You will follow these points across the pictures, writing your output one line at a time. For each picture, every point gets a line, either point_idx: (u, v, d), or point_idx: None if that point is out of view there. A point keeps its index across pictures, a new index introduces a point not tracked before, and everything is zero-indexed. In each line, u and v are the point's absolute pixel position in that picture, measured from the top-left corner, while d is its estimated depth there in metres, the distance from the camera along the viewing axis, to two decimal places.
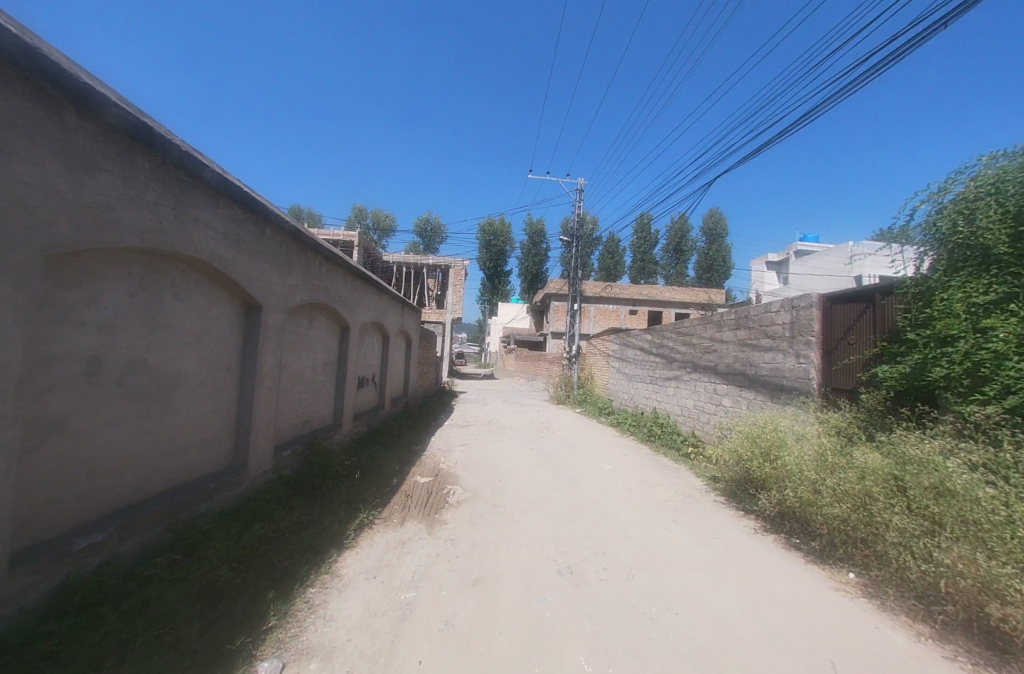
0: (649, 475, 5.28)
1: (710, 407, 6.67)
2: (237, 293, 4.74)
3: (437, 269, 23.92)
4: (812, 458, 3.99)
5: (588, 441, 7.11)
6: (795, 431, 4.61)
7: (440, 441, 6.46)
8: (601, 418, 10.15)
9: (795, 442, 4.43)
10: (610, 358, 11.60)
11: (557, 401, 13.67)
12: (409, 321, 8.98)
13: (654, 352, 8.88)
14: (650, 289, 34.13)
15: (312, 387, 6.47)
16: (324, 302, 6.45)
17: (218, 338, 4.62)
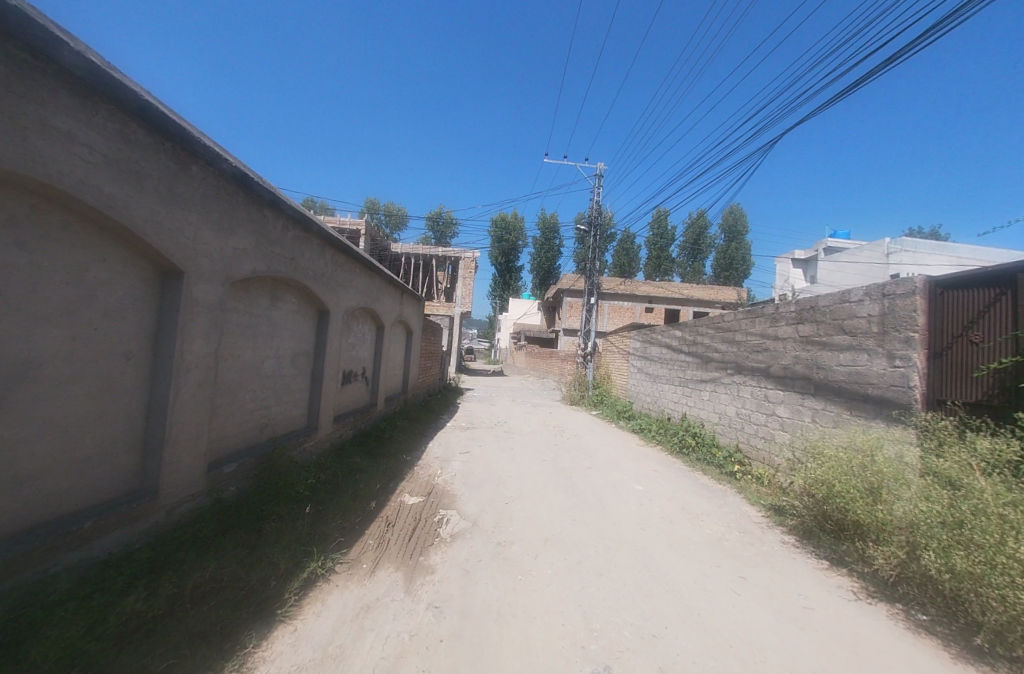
0: (692, 502, 4.24)
1: (759, 417, 5.48)
2: (222, 232, 2.73)
3: (447, 260, 23.05)
4: (954, 498, 2.49)
5: (610, 451, 6.09)
6: (913, 459, 3.13)
7: (438, 448, 5.51)
8: (620, 423, 9.08)
9: (919, 474, 2.95)
10: (631, 356, 10.51)
11: (570, 402, 12.62)
12: (412, 312, 8.01)
13: (686, 350, 7.66)
14: (669, 286, 32.68)
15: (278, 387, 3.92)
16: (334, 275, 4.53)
17: (112, 302, 2.18)
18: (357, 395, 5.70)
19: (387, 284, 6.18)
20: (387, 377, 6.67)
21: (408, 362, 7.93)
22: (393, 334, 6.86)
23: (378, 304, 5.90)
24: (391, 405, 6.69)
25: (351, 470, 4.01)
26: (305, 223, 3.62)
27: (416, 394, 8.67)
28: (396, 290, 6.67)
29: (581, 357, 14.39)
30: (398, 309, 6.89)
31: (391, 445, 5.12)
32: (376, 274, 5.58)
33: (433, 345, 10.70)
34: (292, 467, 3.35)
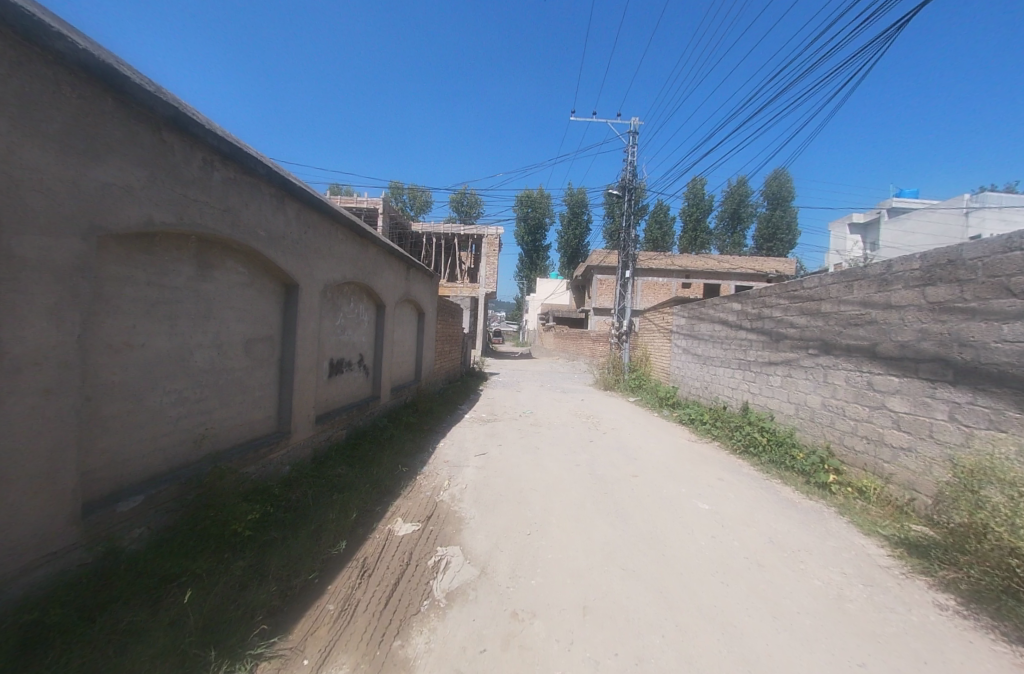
0: (782, 533, 3.11)
1: (859, 411, 4.17)
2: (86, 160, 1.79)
3: (469, 239, 21.98)
4: None
5: (658, 449, 5.00)
6: None
7: (448, 449, 4.58)
8: (664, 412, 7.88)
9: None
10: (674, 335, 9.19)
11: (603, 387, 11.44)
12: (425, 291, 7.03)
13: (749, 327, 6.29)
14: (707, 258, 30.24)
15: (259, 388, 3.07)
16: (318, 242, 3.57)
17: None
18: (363, 385, 4.89)
19: (386, 256, 5.19)
20: (393, 364, 5.80)
21: (421, 345, 7.05)
22: (398, 315, 5.96)
23: (378, 279, 4.97)
24: (400, 395, 5.86)
25: (330, 487, 3.13)
26: (243, 161, 2.64)
27: (432, 381, 7.82)
28: (399, 263, 5.68)
29: (615, 338, 13.07)
30: (404, 286, 5.93)
31: (391, 447, 4.23)
32: (369, 241, 4.59)
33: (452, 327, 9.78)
34: (237, 492, 2.49)
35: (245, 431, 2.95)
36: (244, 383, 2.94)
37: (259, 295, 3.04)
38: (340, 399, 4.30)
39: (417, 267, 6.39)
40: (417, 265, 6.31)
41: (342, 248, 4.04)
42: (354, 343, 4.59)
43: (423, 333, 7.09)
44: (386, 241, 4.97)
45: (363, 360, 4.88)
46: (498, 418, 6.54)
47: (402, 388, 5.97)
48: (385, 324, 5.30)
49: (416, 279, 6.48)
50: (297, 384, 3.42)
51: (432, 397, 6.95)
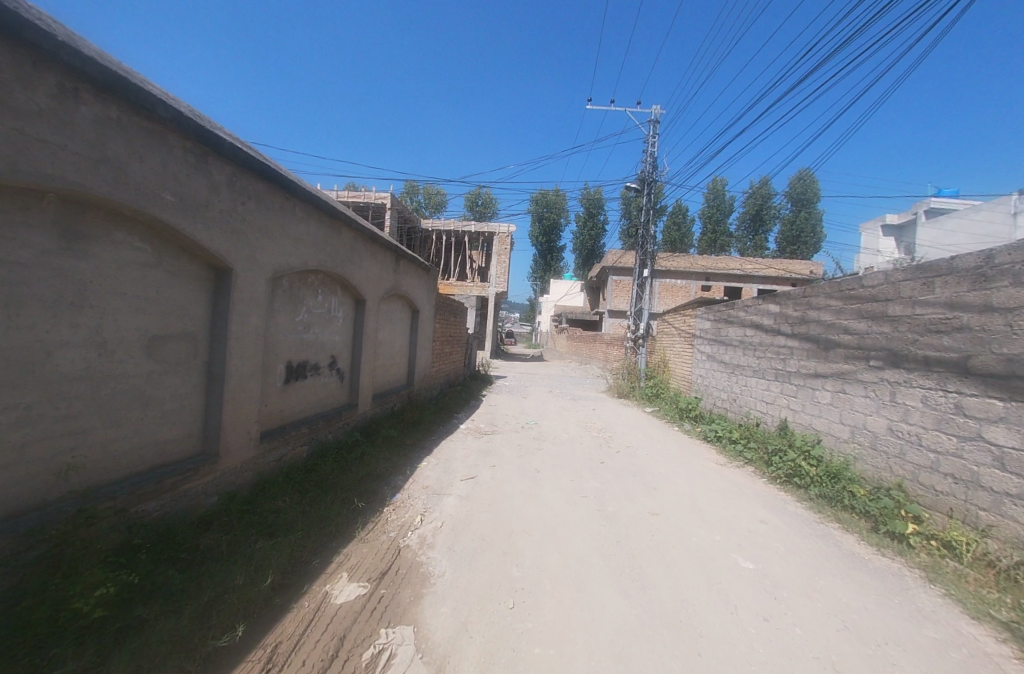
0: (858, 613, 2.25)
1: (943, 441, 3.25)
2: None
3: (480, 236, 21.30)
4: None
5: (683, 477, 4.15)
6: None
7: (430, 471, 3.85)
8: (686, 427, 6.99)
9: None
10: (697, 340, 8.27)
11: (617, 394, 10.58)
12: (420, 286, 6.35)
13: (789, 332, 5.38)
14: (728, 259, 28.86)
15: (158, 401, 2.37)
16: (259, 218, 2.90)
17: None
18: (334, 391, 4.20)
19: (368, 243, 4.49)
20: (378, 368, 5.11)
21: (416, 346, 6.35)
22: (385, 312, 5.26)
23: (355, 269, 4.27)
24: (386, 404, 5.15)
25: (258, 530, 2.44)
26: (130, 95, 1.98)
27: (429, 386, 7.12)
28: (387, 252, 4.99)
29: (630, 341, 12.19)
30: (392, 280, 5.24)
31: (357, 468, 3.52)
32: (340, 222, 3.89)
33: (456, 326, 9.06)
34: (104, 546, 1.81)
35: (144, 455, 2.30)
36: (146, 391, 2.28)
37: (167, 279, 2.38)
38: (298, 409, 3.60)
39: (409, 259, 5.69)
40: (409, 257, 5.62)
41: (300, 228, 3.35)
42: (322, 344, 3.92)
43: (418, 333, 6.38)
44: (364, 225, 4.27)
45: (335, 362, 4.19)
46: (496, 430, 5.78)
47: (389, 395, 5.28)
48: (366, 321, 4.61)
49: (409, 273, 5.79)
50: (228, 394, 2.74)
51: (425, 404, 6.24)
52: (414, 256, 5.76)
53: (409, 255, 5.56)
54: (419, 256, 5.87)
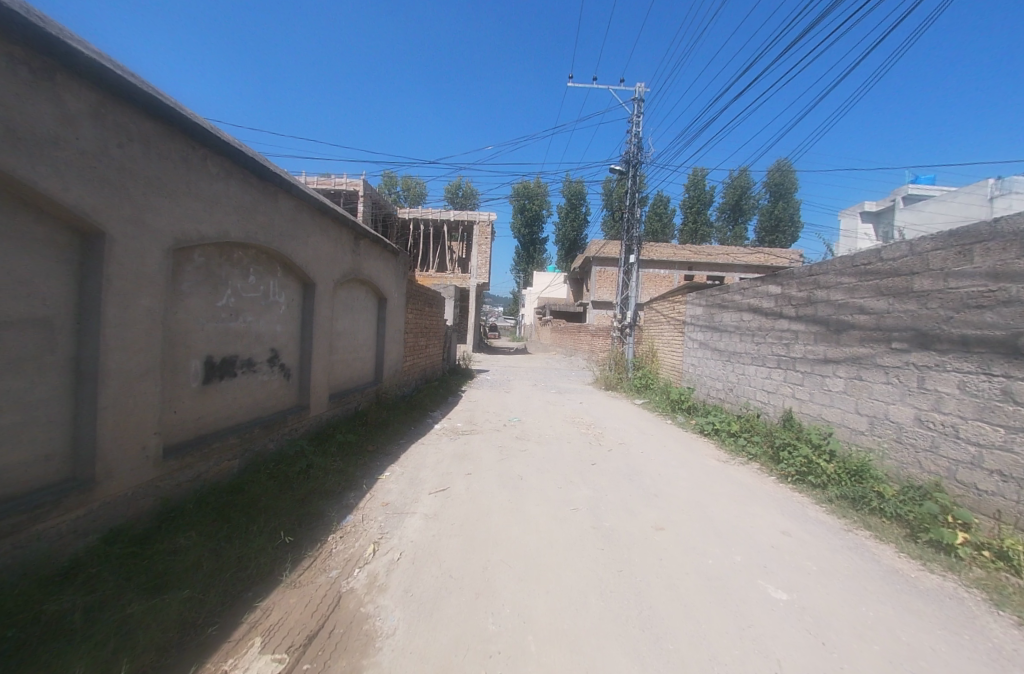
0: (928, 658, 1.74)
1: (986, 433, 2.80)
2: None
3: (460, 225, 20.52)
4: None
5: (685, 480, 3.65)
6: None
7: (392, 484, 3.23)
8: (678, 419, 6.55)
9: None
10: (688, 326, 7.84)
11: (604, 386, 10.09)
12: (388, 271, 5.66)
13: (792, 314, 4.91)
14: (712, 248, 28.84)
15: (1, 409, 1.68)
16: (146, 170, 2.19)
17: None
18: (278, 393, 3.51)
19: (315, 216, 3.78)
20: (335, 363, 4.41)
21: (384, 339, 5.68)
22: (343, 300, 4.56)
23: (299, 245, 3.56)
24: (346, 404, 4.47)
25: (144, 584, 1.77)
26: None
27: (402, 383, 6.45)
28: (341, 229, 4.27)
29: (617, 331, 11.71)
30: (350, 263, 4.54)
31: (300, 486, 2.87)
32: (273, 187, 3.19)
33: (432, 317, 8.37)
34: None
35: None
36: None
37: (2, 237, 1.65)
38: (224, 415, 2.91)
39: (372, 239, 4.98)
40: (371, 236, 4.92)
41: (214, 188, 2.65)
42: (257, 335, 3.22)
43: (386, 324, 5.70)
44: (307, 192, 3.57)
45: (278, 357, 3.49)
46: (473, 429, 5.18)
47: (351, 393, 4.61)
48: (317, 308, 3.92)
49: (372, 255, 5.09)
50: (114, 400, 2.04)
51: (395, 403, 5.59)
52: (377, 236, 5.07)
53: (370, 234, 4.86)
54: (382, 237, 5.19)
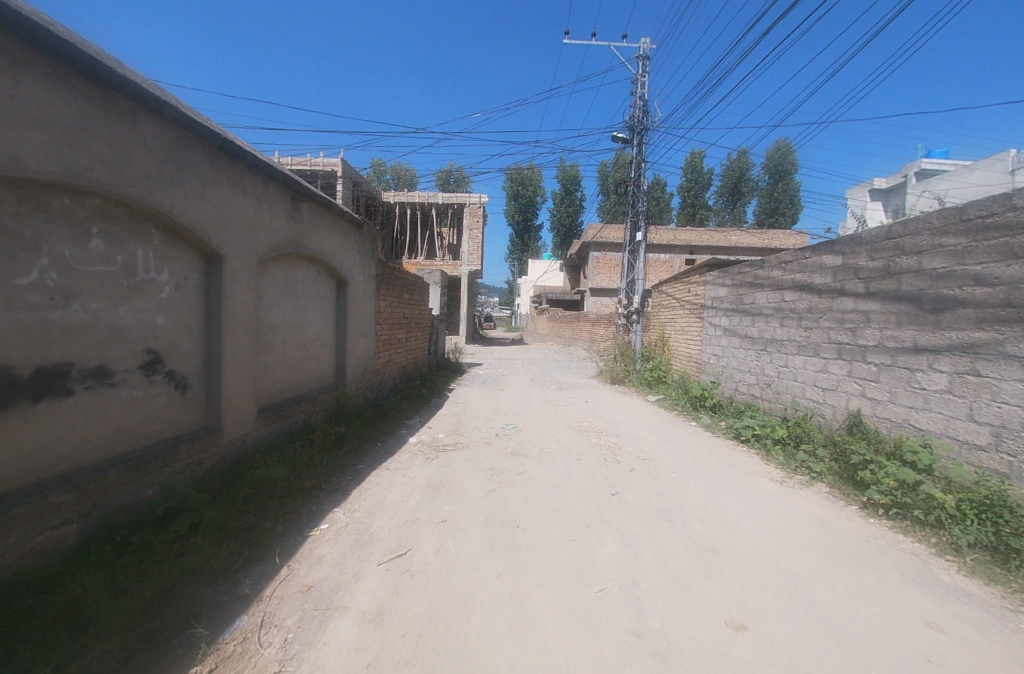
0: None
1: None
2: None
3: (448, 209, 19.23)
4: None
5: (743, 522, 2.64)
6: None
7: (327, 546, 2.18)
8: (702, 418, 5.56)
9: None
10: (707, 310, 6.81)
11: (610, 380, 9.05)
12: (348, 248, 4.53)
13: (863, 292, 3.85)
14: (713, 230, 27.71)
15: None
16: None
17: None
18: (162, 414, 2.42)
19: (215, 159, 2.63)
20: (263, 366, 3.32)
21: (343, 332, 4.58)
22: (274, 280, 3.44)
23: (186, 199, 2.43)
24: (280, 420, 3.38)
25: None
26: None
27: (374, 385, 5.38)
28: (264, 184, 3.12)
29: (622, 318, 10.62)
30: (283, 232, 3.41)
31: (165, 570, 1.79)
32: (128, 102, 2.04)
33: (413, 305, 7.23)
34: None
35: None
36: None
37: None
38: (43, 462, 1.79)
39: (315, 202, 3.83)
40: (312, 197, 3.76)
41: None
42: (116, 331, 2.12)
43: (346, 313, 4.59)
44: (196, 121, 2.41)
45: (162, 363, 2.40)
46: (455, 444, 4.12)
47: (291, 405, 3.54)
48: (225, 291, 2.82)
49: (319, 225, 3.95)
50: None
51: (359, 413, 4.51)
52: (324, 198, 3.90)
53: (312, 194, 3.69)
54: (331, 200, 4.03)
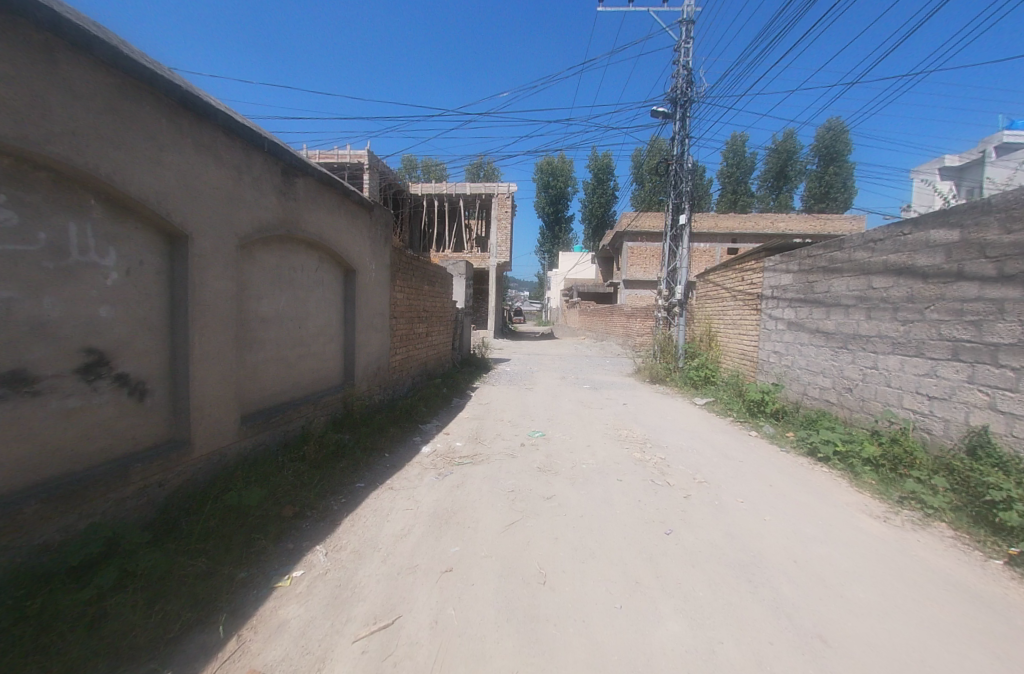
0: None
1: None
2: None
3: (476, 200, 18.72)
4: None
5: (859, 589, 1.87)
6: None
7: (295, 607, 1.71)
8: (766, 427, 4.76)
9: None
10: (768, 302, 5.88)
11: (650, 379, 8.25)
12: (356, 233, 4.08)
13: (993, 275, 2.86)
14: (760, 216, 25.61)
15: None
16: None
17: None
18: (111, 425, 2.08)
19: (167, 114, 2.23)
20: (247, 365, 2.92)
21: (351, 325, 4.12)
22: (259, 266, 3.02)
23: (131, 161, 2.04)
24: (264, 431, 2.98)
25: None
26: None
27: (390, 384, 4.92)
28: (235, 148, 2.70)
29: (663, 311, 9.68)
30: (267, 209, 2.99)
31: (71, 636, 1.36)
32: (40, 33, 1.64)
33: (435, 298, 6.75)
34: None
35: None
36: None
37: None
38: None
39: (308, 176, 3.39)
40: (303, 169, 3.32)
41: None
42: (38, 326, 1.73)
43: (355, 305, 4.14)
44: (137, 63, 2.02)
45: (110, 365, 2.05)
46: (471, 456, 3.57)
47: (279, 412, 3.13)
48: (192, 277, 2.42)
49: (316, 203, 3.50)
50: None
51: (369, 417, 4.05)
52: (317, 171, 3.46)
53: (300, 165, 3.26)
54: (329, 174, 3.57)
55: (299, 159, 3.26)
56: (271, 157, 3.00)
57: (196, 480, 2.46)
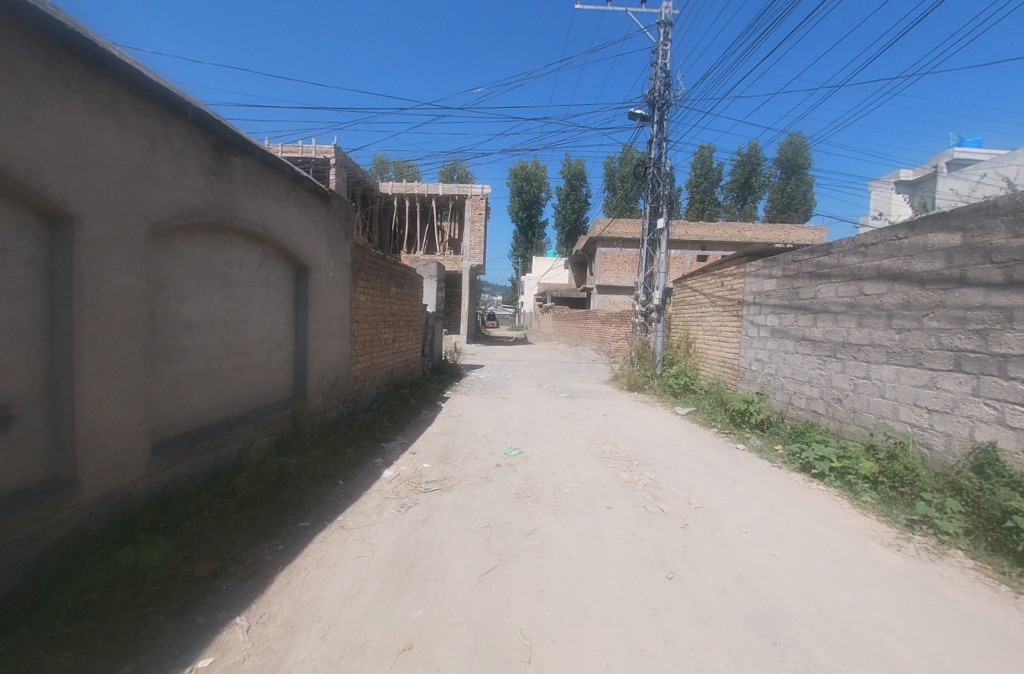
0: None
1: None
2: None
3: (450, 201, 18.22)
4: None
5: (901, 647, 1.57)
6: None
7: None
8: (752, 440, 4.58)
9: None
10: (749, 308, 5.79)
11: (628, 387, 8.01)
12: (310, 226, 3.58)
13: (1000, 281, 2.73)
14: (728, 225, 26.44)
15: None
16: None
17: None
18: None
19: (40, 52, 1.67)
20: (160, 379, 2.36)
21: (303, 330, 3.58)
22: (183, 259, 2.48)
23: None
24: (183, 460, 2.43)
25: None
26: None
27: (350, 396, 4.37)
28: (150, 112, 2.17)
29: (640, 316, 9.54)
30: (195, 189, 2.46)
31: None
32: None
33: (403, 301, 6.25)
34: None
35: None
36: None
37: None
38: None
39: (247, 154, 2.86)
40: (241, 145, 2.79)
41: None
42: None
43: (308, 307, 3.60)
44: None
45: None
46: (440, 481, 3.10)
47: (204, 436, 2.57)
48: (83, 270, 1.87)
49: (260, 187, 2.98)
50: None
51: (323, 435, 3.51)
52: (258, 149, 2.93)
53: (238, 140, 2.73)
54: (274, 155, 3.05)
55: (234, 133, 2.73)
56: (202, 129, 2.49)
57: (83, 531, 1.89)
